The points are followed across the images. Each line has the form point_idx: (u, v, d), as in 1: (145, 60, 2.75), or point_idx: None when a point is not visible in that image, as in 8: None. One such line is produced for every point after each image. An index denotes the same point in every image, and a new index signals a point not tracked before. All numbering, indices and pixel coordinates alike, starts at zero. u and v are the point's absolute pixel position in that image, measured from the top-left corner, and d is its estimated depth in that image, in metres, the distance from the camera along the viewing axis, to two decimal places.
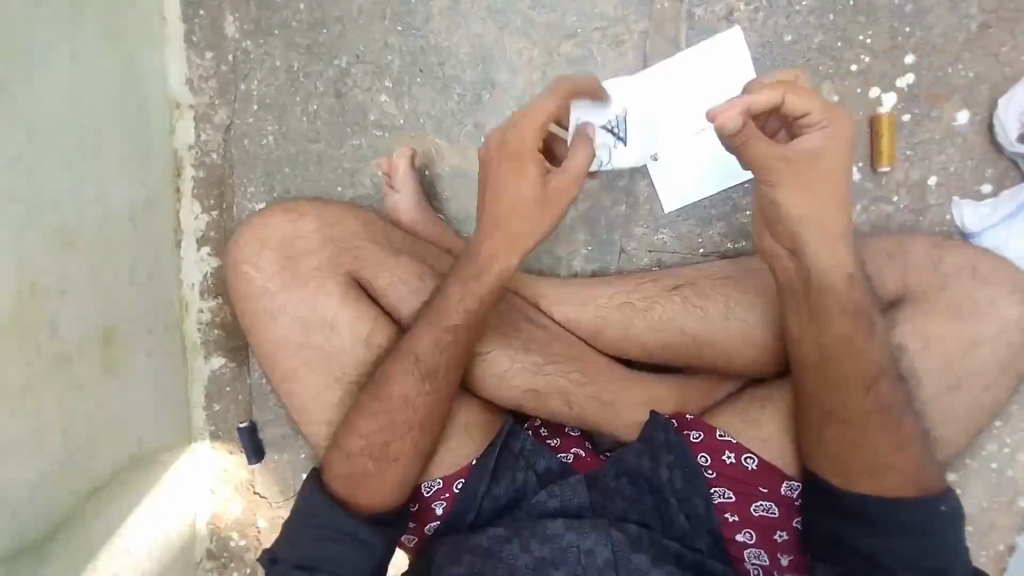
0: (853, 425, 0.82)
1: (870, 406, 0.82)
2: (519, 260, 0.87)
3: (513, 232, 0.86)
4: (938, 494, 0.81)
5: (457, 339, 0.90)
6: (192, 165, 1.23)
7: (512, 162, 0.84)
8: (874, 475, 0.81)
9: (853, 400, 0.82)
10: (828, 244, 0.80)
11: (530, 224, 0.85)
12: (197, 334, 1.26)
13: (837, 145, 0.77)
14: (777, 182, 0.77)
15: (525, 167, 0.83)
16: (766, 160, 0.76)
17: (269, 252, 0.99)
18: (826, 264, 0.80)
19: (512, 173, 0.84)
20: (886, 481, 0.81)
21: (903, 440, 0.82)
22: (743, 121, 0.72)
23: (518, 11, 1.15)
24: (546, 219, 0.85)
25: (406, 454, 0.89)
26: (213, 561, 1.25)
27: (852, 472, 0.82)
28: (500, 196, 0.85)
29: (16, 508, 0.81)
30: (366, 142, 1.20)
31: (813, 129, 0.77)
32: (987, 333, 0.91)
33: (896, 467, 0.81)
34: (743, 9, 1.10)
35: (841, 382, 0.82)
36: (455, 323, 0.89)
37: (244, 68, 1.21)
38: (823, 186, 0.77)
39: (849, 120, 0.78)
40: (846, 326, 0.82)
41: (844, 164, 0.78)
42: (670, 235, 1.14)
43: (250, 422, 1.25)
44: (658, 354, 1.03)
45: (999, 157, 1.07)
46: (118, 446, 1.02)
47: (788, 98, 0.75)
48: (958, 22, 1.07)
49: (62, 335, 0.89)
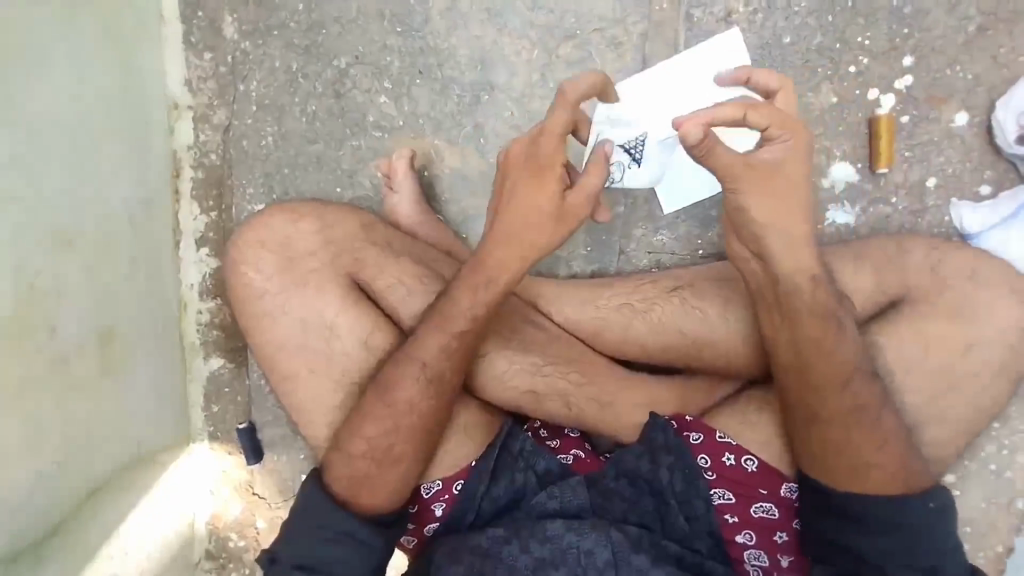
0: (836, 425, 0.82)
1: (848, 404, 0.82)
2: (524, 270, 0.88)
3: (528, 243, 0.87)
4: (926, 491, 0.81)
5: (463, 344, 0.90)
6: (191, 166, 1.23)
7: (531, 177, 0.85)
8: (855, 476, 0.81)
9: (853, 400, 0.82)
10: (791, 249, 0.81)
11: (543, 236, 0.86)
12: (197, 335, 1.25)
13: (800, 158, 0.79)
14: (742, 191, 0.79)
15: (546, 183, 0.84)
16: (730, 169, 0.77)
17: (269, 253, 0.99)
18: (791, 269, 0.82)
19: (531, 188, 0.85)
20: (869, 479, 0.81)
21: (883, 439, 0.82)
22: (705, 134, 0.74)
23: (517, 12, 1.15)
24: (560, 232, 0.87)
25: (408, 456, 0.89)
26: (212, 562, 1.25)
27: (839, 472, 0.82)
28: (515, 206, 0.86)
29: (16, 509, 0.81)
30: (365, 143, 1.20)
31: (776, 143, 0.79)
32: (986, 334, 0.91)
33: (879, 470, 0.81)
34: (742, 10, 1.10)
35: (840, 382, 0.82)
36: (463, 329, 0.89)
37: (243, 69, 1.21)
38: (788, 193, 0.79)
39: (810, 133, 0.79)
40: (818, 329, 0.82)
41: (804, 173, 0.80)
42: (670, 236, 1.15)
43: (250, 423, 1.25)
44: (657, 355, 1.03)
45: (997, 159, 1.08)
46: (117, 447, 1.02)
47: (751, 114, 0.77)
48: (956, 24, 1.07)
49: (61, 336, 0.89)
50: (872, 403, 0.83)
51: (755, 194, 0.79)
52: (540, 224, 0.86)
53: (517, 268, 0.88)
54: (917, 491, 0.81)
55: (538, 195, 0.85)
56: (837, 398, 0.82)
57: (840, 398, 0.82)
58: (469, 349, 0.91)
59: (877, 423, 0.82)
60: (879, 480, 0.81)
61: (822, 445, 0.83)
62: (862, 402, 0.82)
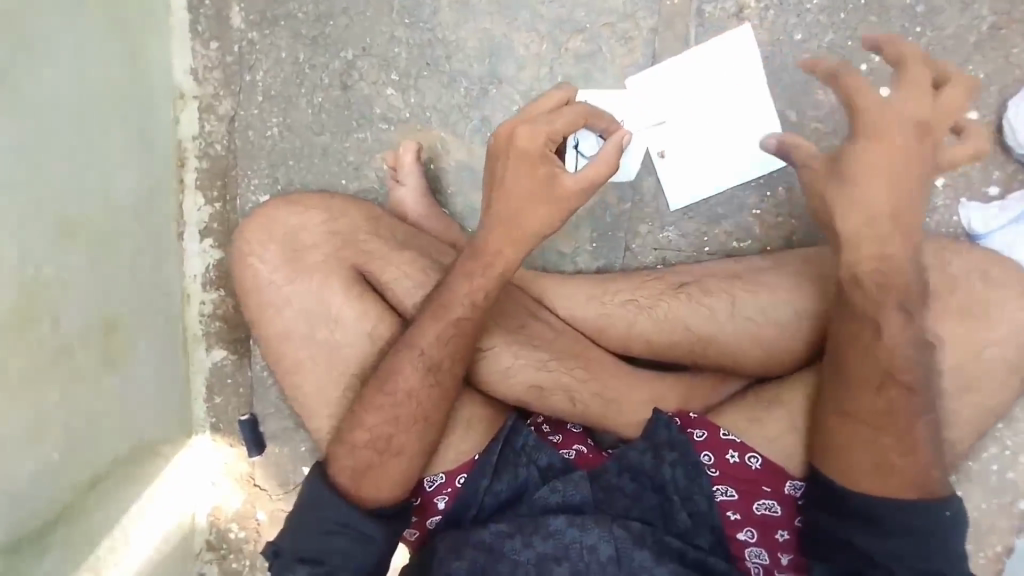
0: (870, 426, 0.82)
1: (882, 406, 0.81)
2: (523, 254, 0.88)
3: (522, 229, 0.87)
4: (942, 499, 0.80)
5: (462, 333, 0.89)
6: (195, 156, 1.23)
7: (523, 161, 0.86)
8: (879, 474, 0.81)
9: (889, 402, 0.81)
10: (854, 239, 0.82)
11: (541, 219, 0.86)
12: (199, 326, 1.25)
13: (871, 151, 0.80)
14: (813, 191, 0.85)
15: (540, 167, 0.85)
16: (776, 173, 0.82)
17: (274, 245, 0.98)
18: None
19: (523, 171, 0.86)
20: (894, 483, 0.80)
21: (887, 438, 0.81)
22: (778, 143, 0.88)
23: (527, 5, 1.14)
24: (554, 215, 0.86)
25: (408, 447, 0.88)
26: (212, 553, 1.25)
27: (859, 471, 0.82)
28: (508, 189, 0.87)
29: (16, 498, 0.81)
30: (371, 135, 1.19)
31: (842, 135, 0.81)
32: (996, 335, 0.91)
33: (901, 473, 0.80)
34: (754, 6, 1.10)
35: (865, 377, 0.82)
36: (459, 317, 0.89)
37: (249, 59, 1.20)
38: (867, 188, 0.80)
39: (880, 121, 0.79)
40: None
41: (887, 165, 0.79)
42: (676, 233, 1.14)
43: (252, 416, 1.22)
44: (663, 352, 1.03)
45: (1006, 159, 1.07)
46: (118, 437, 1.01)
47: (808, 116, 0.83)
48: (969, 23, 1.07)
49: (63, 324, 0.88)
50: (910, 405, 0.81)
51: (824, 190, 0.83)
52: (537, 204, 0.86)
53: (513, 254, 0.88)
54: (938, 498, 0.80)
55: (529, 176, 0.86)
56: (870, 397, 0.82)
57: (873, 399, 0.82)
58: (470, 339, 0.90)
59: (909, 428, 0.81)
60: (903, 484, 0.80)
61: (853, 445, 0.82)
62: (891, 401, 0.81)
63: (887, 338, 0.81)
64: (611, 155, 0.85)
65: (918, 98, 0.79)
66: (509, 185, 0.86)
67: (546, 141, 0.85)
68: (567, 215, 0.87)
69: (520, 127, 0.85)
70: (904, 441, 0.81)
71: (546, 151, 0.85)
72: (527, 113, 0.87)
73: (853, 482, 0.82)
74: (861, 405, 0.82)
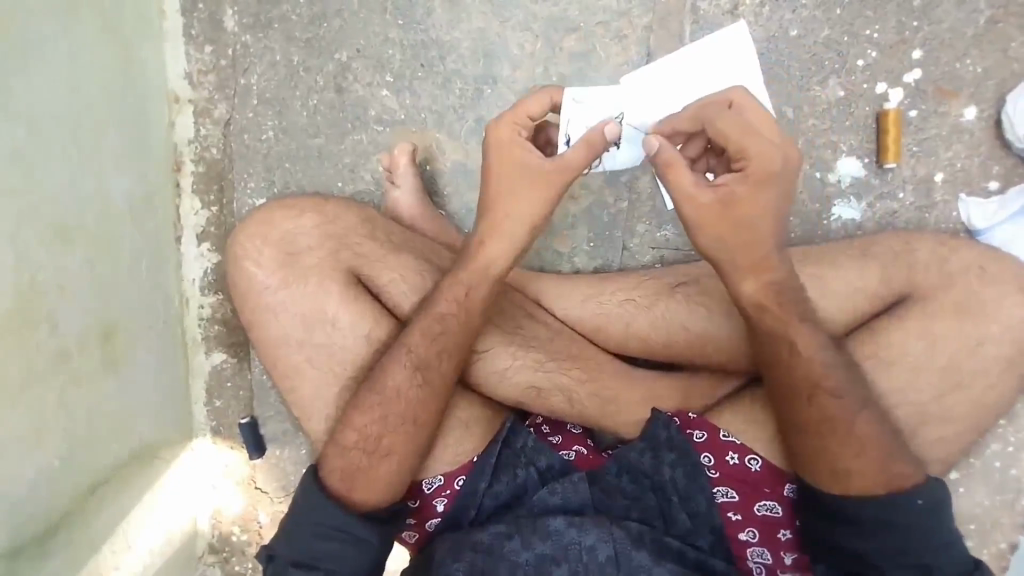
0: (809, 434, 0.82)
1: (816, 415, 0.81)
2: (505, 250, 0.90)
3: (502, 217, 0.89)
4: (913, 487, 0.79)
5: (446, 330, 0.90)
6: (192, 160, 1.23)
7: (501, 160, 0.88)
8: (837, 478, 0.80)
9: (822, 410, 0.81)
10: (755, 271, 0.83)
11: (534, 204, 0.88)
12: (197, 330, 1.25)
13: (767, 185, 0.80)
14: (716, 233, 0.81)
15: (511, 152, 0.87)
16: (695, 206, 0.81)
17: (270, 249, 0.99)
18: (745, 265, 0.83)
19: (499, 165, 0.88)
20: (852, 484, 0.80)
21: (860, 446, 0.80)
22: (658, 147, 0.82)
23: (520, 4, 1.14)
24: (539, 198, 0.88)
25: (398, 448, 0.88)
26: (214, 556, 1.26)
27: (819, 472, 0.81)
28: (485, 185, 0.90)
29: (17, 505, 0.81)
30: (366, 137, 1.19)
31: (739, 166, 0.81)
32: (995, 332, 0.90)
33: (857, 470, 0.80)
34: (749, 3, 1.09)
35: (793, 393, 0.82)
36: (443, 312, 0.90)
37: (244, 62, 1.20)
38: (756, 224, 0.81)
39: (770, 155, 0.79)
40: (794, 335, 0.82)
41: (775, 207, 0.80)
42: (674, 231, 1.14)
43: (251, 418, 1.24)
44: (661, 352, 1.02)
45: (1005, 153, 1.06)
46: (119, 442, 1.02)
47: (710, 126, 0.82)
48: (967, 17, 1.06)
49: (62, 331, 0.88)
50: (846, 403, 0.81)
51: (719, 231, 0.81)
52: (522, 193, 0.88)
53: (492, 247, 0.90)
54: (907, 488, 0.79)
55: (509, 165, 0.87)
56: (819, 397, 0.81)
57: (805, 408, 0.82)
58: (457, 336, 0.90)
59: (850, 430, 0.81)
60: (867, 484, 0.79)
61: (801, 446, 0.83)
62: (836, 404, 0.81)
63: (798, 349, 0.82)
64: (597, 141, 0.86)
65: (763, 121, 0.81)
66: (490, 186, 0.89)
67: (514, 127, 0.88)
68: (555, 203, 0.88)
69: (505, 122, 0.88)
70: (850, 443, 0.80)
71: (516, 138, 0.88)
72: (516, 110, 0.89)
73: (817, 484, 0.82)
74: (799, 414, 0.82)
